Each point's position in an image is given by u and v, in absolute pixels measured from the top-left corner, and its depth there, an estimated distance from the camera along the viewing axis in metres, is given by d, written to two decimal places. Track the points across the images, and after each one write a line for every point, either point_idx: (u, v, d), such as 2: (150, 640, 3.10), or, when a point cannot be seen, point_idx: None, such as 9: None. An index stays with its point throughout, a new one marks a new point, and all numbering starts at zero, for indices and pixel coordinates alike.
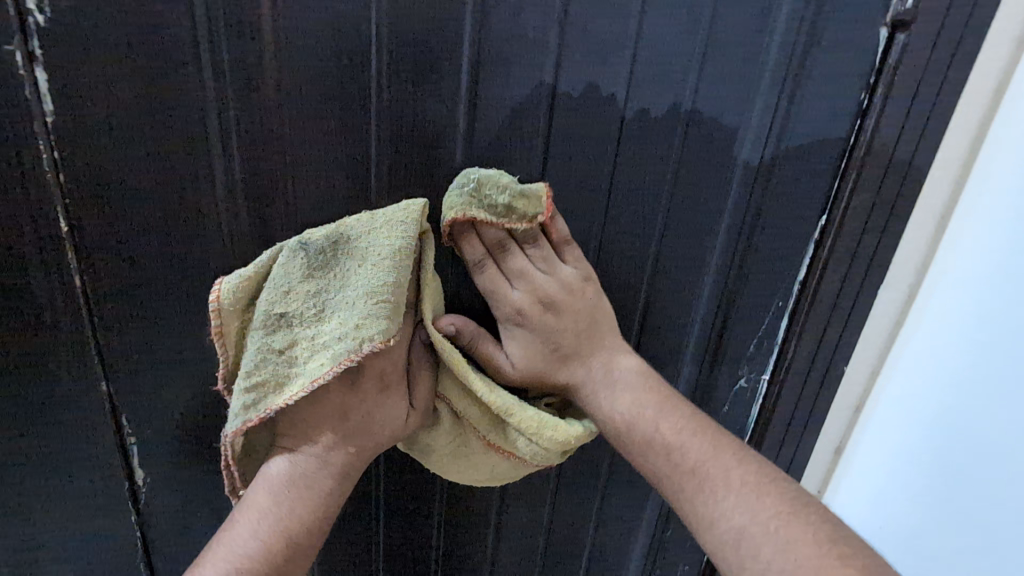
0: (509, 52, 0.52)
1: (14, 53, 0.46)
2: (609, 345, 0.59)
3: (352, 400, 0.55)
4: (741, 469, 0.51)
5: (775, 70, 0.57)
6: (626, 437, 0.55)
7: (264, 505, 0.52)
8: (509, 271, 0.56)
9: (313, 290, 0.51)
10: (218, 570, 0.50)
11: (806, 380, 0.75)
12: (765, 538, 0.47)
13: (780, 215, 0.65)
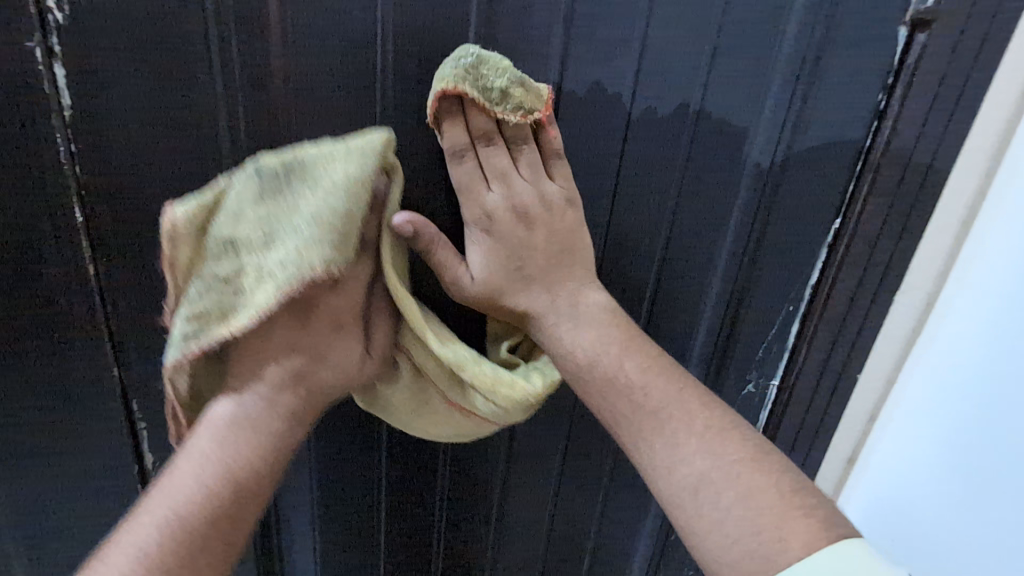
0: (516, 48, 0.52)
1: (34, 48, 0.48)
2: (580, 278, 0.56)
3: (302, 338, 0.52)
4: (705, 415, 0.49)
5: (787, 70, 0.57)
6: (586, 372, 0.52)
7: (206, 450, 0.47)
8: (485, 169, 0.53)
9: (264, 217, 0.48)
10: (155, 519, 0.44)
11: (817, 386, 0.74)
12: (724, 486, 0.46)
13: (791, 217, 0.64)
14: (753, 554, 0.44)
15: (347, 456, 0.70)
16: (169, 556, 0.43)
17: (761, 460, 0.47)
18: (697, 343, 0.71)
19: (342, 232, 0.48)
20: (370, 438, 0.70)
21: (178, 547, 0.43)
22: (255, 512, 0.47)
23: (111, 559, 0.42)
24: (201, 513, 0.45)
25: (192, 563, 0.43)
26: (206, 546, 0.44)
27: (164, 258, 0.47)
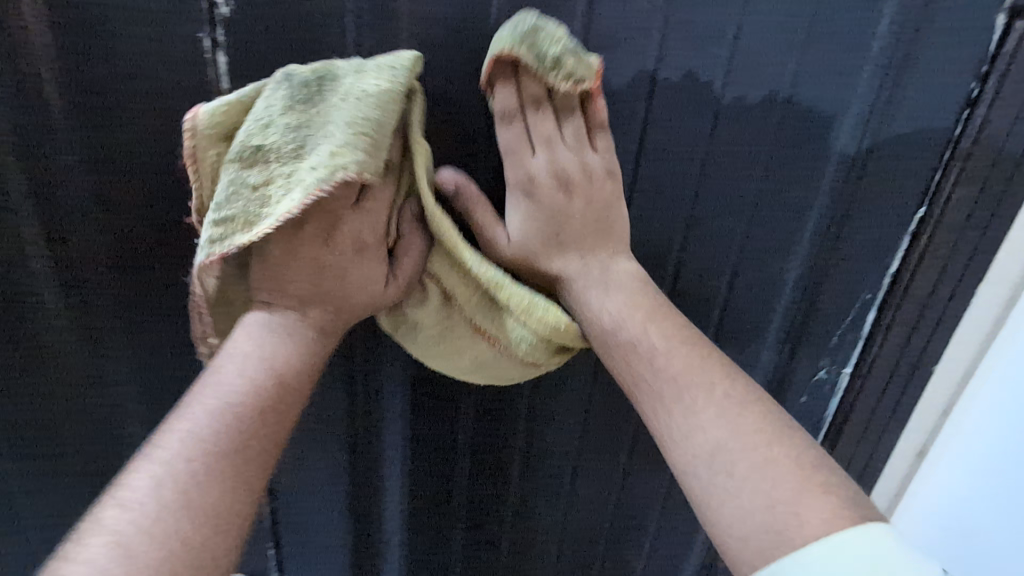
0: (615, 40, 0.55)
1: (203, 40, 0.54)
2: (612, 249, 0.58)
3: (326, 253, 0.54)
4: (727, 385, 0.50)
5: (877, 59, 0.57)
6: (609, 337, 0.55)
7: (247, 352, 0.51)
8: (533, 134, 0.56)
9: (292, 124, 0.51)
10: (206, 404, 0.47)
11: (890, 374, 0.74)
12: (741, 455, 0.46)
13: (872, 205, 0.65)
14: (769, 528, 0.44)
15: (431, 417, 0.74)
16: (223, 431, 0.46)
17: (783, 438, 0.47)
18: (770, 332, 0.72)
19: (372, 145, 0.51)
20: (455, 404, 0.73)
21: (232, 425, 0.47)
22: (294, 397, 0.51)
23: (167, 440, 0.45)
24: (247, 394, 0.48)
25: (245, 440, 0.47)
26: (257, 427, 0.48)
27: (191, 153, 0.51)
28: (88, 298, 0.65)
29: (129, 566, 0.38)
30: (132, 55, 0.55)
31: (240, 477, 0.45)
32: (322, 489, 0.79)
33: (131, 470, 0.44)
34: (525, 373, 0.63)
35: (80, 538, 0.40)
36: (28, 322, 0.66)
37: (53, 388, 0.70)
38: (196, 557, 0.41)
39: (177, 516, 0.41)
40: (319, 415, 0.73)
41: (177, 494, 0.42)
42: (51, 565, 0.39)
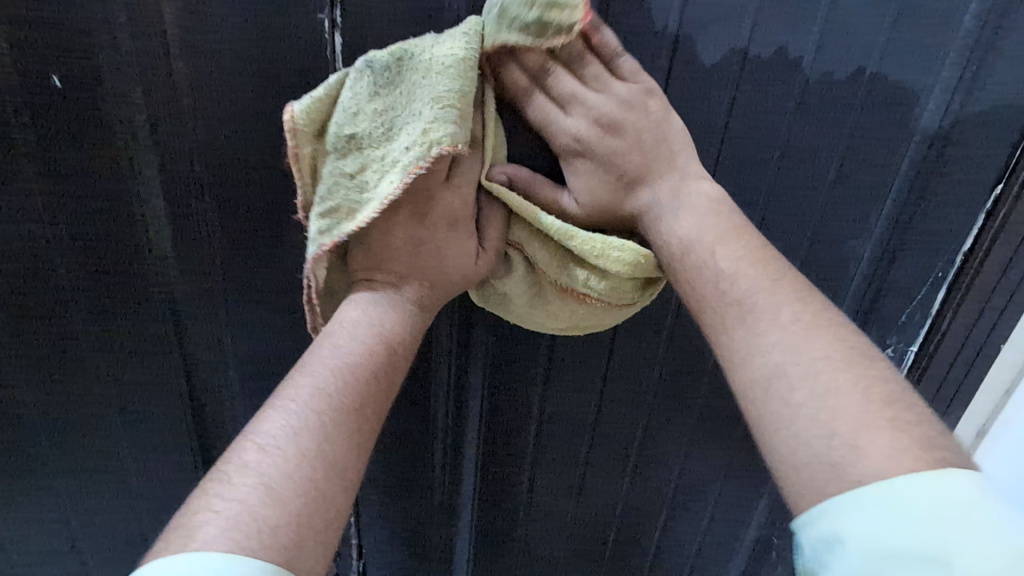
0: (710, 18, 0.56)
1: (321, 19, 0.53)
2: (682, 170, 0.54)
3: (423, 232, 0.54)
4: (795, 306, 0.47)
5: (968, 31, 0.56)
6: (677, 262, 0.52)
7: (361, 316, 0.52)
8: (561, 96, 0.54)
9: (381, 110, 0.51)
10: (326, 363, 0.49)
11: (957, 353, 0.73)
12: (800, 382, 0.43)
13: (950, 180, 0.63)
14: (820, 463, 0.40)
15: (508, 405, 0.73)
16: (345, 390, 0.47)
17: (855, 365, 0.43)
18: (842, 311, 0.72)
19: (462, 115, 0.50)
20: (533, 393, 0.73)
21: (353, 386, 0.48)
22: (400, 361, 0.53)
23: (295, 393, 0.47)
24: (361, 356, 0.50)
25: (364, 401, 0.48)
26: (372, 390, 0.49)
27: (293, 155, 0.52)
28: (180, 283, 0.63)
29: (277, 504, 0.40)
30: (245, 32, 0.53)
31: (361, 437, 0.47)
32: (399, 474, 0.79)
33: (261, 421, 0.45)
34: (620, 317, 0.60)
35: (224, 480, 0.41)
36: (121, 307, 0.64)
37: (137, 376, 0.68)
38: (329, 507, 0.42)
39: (312, 465, 0.43)
40: (400, 400, 0.73)
41: (310, 446, 0.44)
42: (198, 502, 0.40)
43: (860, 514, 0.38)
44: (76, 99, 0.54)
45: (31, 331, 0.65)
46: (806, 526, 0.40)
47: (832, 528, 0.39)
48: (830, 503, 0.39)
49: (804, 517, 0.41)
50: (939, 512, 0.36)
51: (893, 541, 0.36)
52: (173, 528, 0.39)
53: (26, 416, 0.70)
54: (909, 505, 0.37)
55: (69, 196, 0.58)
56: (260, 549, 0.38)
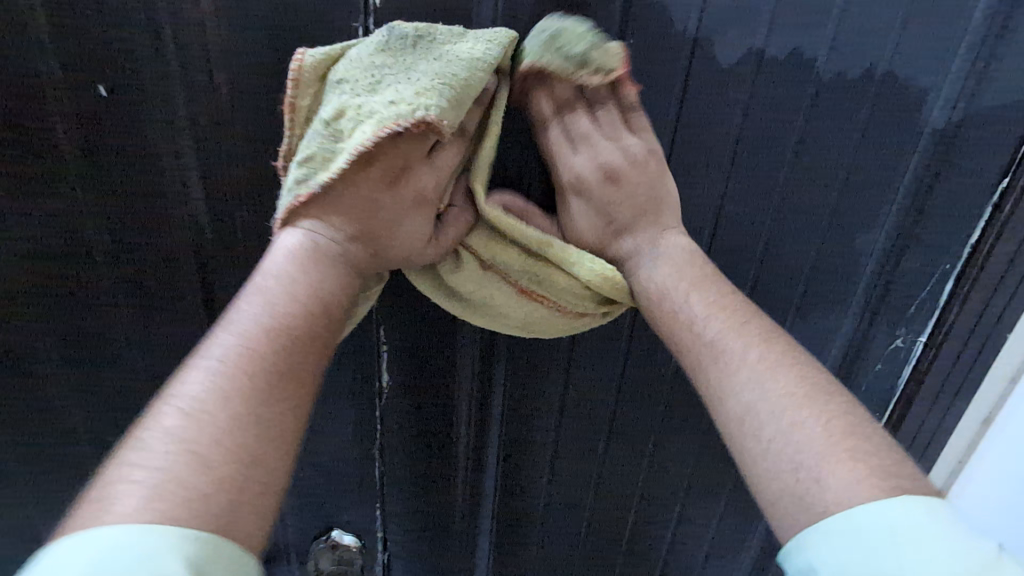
0: (727, 21, 0.58)
1: (355, 28, 0.55)
2: (663, 223, 0.58)
3: (385, 199, 0.53)
4: (761, 347, 0.50)
5: (976, 31, 0.58)
6: (655, 303, 0.55)
7: (285, 268, 0.50)
8: (574, 134, 0.57)
9: (377, 66, 0.51)
10: (254, 320, 0.47)
11: (965, 343, 0.74)
12: (769, 418, 0.46)
13: (957, 175, 0.65)
14: (790, 491, 0.44)
15: (528, 399, 0.75)
16: (273, 352, 0.46)
17: (816, 400, 0.46)
18: (852, 303, 0.73)
19: (457, 100, 0.51)
20: (553, 387, 0.75)
21: (278, 342, 0.47)
22: (336, 321, 0.51)
23: (218, 351, 0.46)
24: (293, 315, 0.48)
25: (292, 357, 0.47)
26: (300, 344, 0.48)
27: (293, 93, 0.52)
28: (218, 281, 0.65)
29: (192, 466, 0.40)
30: (284, 42, 0.55)
31: (291, 394, 0.46)
32: (423, 468, 0.81)
33: (181, 382, 0.44)
34: (573, 329, 0.63)
35: (145, 446, 0.41)
36: (159, 304, 0.66)
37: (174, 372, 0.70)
38: (262, 473, 0.42)
39: (236, 427, 0.42)
40: (424, 396, 0.75)
41: (235, 409, 0.43)
42: (118, 470, 0.40)
43: (827, 544, 0.41)
44: (121, 107, 0.56)
45: (72, 329, 0.67)
46: (786, 558, 0.44)
47: (807, 560, 0.42)
48: (803, 535, 0.43)
49: (784, 548, 0.44)
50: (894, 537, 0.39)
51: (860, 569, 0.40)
52: (93, 497, 0.39)
53: (67, 411, 0.72)
54: (868, 533, 0.40)
55: (113, 200, 0.60)
56: (188, 518, 0.38)
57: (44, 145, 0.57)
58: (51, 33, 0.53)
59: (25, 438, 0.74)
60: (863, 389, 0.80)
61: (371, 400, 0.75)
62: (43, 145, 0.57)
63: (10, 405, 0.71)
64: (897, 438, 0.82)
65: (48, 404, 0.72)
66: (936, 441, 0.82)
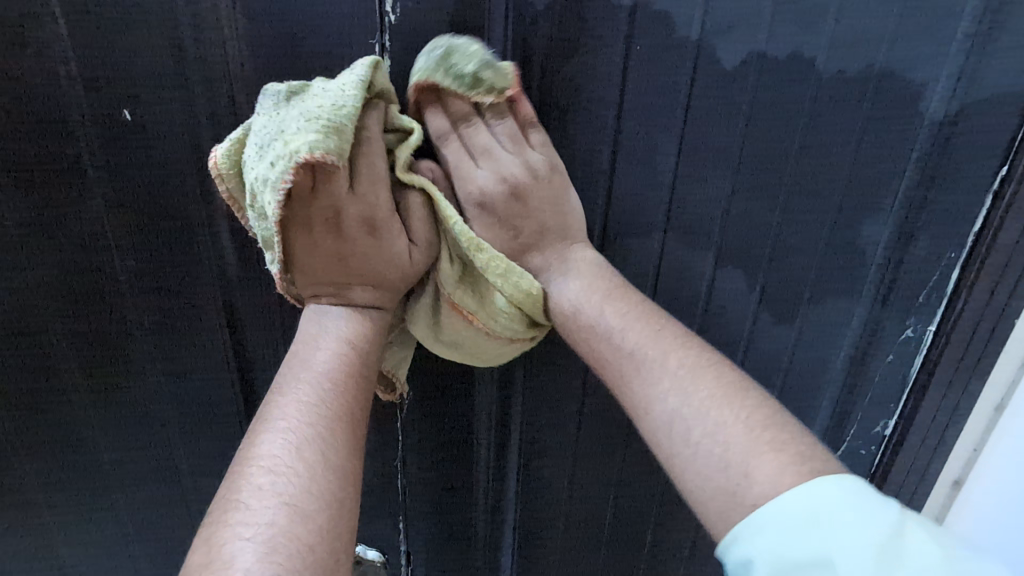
0: (730, 23, 0.59)
1: (373, 45, 0.57)
2: (570, 238, 0.60)
3: (347, 246, 0.56)
4: (681, 353, 0.51)
5: (968, 25, 0.60)
6: (573, 319, 0.56)
7: (325, 334, 0.56)
8: (473, 148, 0.59)
9: (260, 134, 0.52)
10: (304, 382, 0.53)
11: (976, 330, 0.75)
12: (695, 421, 0.47)
13: (958, 165, 0.67)
14: None
15: (550, 401, 0.75)
16: (329, 402, 0.52)
17: (735, 401, 0.47)
18: (863, 295, 0.74)
19: (332, 126, 0.51)
20: (575, 389, 0.75)
21: (336, 396, 0.52)
22: (373, 365, 0.57)
23: (279, 415, 0.50)
24: (338, 369, 0.54)
25: (350, 405, 0.52)
26: (354, 393, 0.54)
27: (229, 198, 0.55)
28: (240, 300, 0.65)
29: (293, 516, 0.44)
30: (303, 60, 0.56)
31: (355, 439, 0.51)
32: (443, 479, 0.81)
33: (258, 447, 0.49)
34: (504, 354, 0.63)
35: (245, 509, 0.44)
36: (183, 326, 0.66)
37: (198, 393, 0.70)
38: (347, 514, 0.47)
39: (320, 475, 0.47)
40: (445, 403, 0.75)
41: (315, 460, 0.48)
42: (225, 534, 0.43)
43: (757, 532, 0.42)
44: (146, 131, 0.57)
45: (95, 354, 0.67)
46: (725, 555, 0.44)
47: (744, 552, 0.42)
48: (738, 529, 0.43)
49: (722, 543, 0.44)
50: (812, 515, 0.41)
51: (791, 552, 0.40)
52: (206, 563, 0.42)
53: (88, 437, 0.71)
54: (789, 515, 0.41)
55: (136, 223, 0.61)
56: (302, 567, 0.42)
57: (67, 171, 0.58)
58: (78, 61, 0.54)
59: (41, 469, 0.73)
60: (877, 380, 0.80)
61: (392, 412, 0.75)
62: (66, 170, 0.58)
63: (28, 433, 0.70)
64: (913, 428, 0.82)
65: (68, 431, 0.71)
66: (953, 431, 0.82)
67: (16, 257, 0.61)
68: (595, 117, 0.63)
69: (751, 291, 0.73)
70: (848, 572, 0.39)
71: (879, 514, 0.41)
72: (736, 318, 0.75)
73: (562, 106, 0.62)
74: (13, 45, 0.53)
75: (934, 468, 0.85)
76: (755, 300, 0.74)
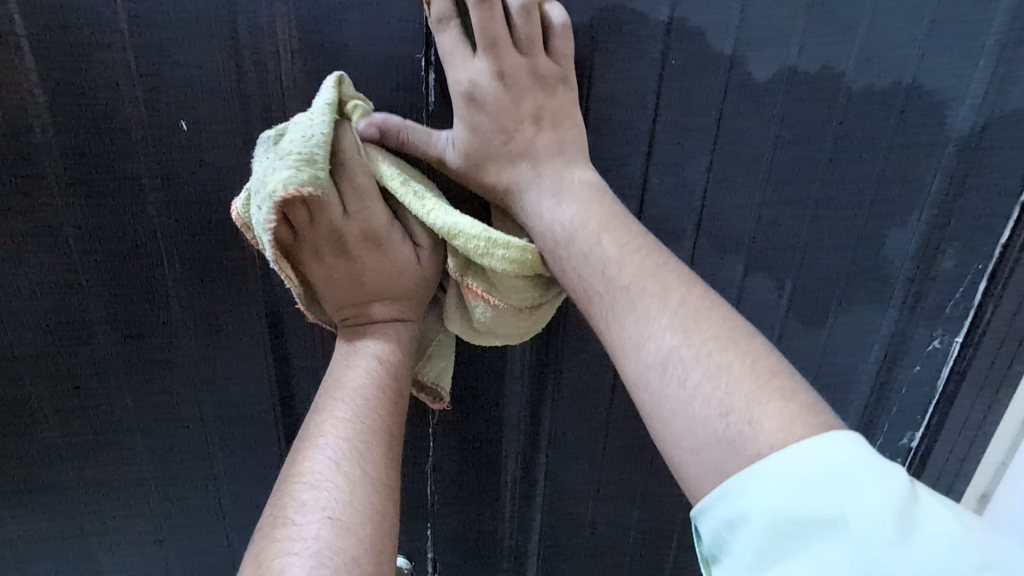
0: (761, 39, 0.61)
1: (419, 59, 0.59)
2: (568, 159, 0.58)
3: (358, 266, 0.58)
4: (682, 290, 0.48)
5: (995, 42, 0.61)
6: (563, 250, 0.54)
7: (361, 353, 0.58)
8: (477, 32, 0.55)
9: (252, 180, 0.54)
10: (341, 399, 0.54)
11: (1004, 341, 0.75)
12: (692, 364, 0.44)
13: (985, 177, 0.67)
14: None
15: (578, 408, 0.76)
16: (365, 417, 0.53)
17: (740, 342, 0.45)
18: (890, 305, 0.74)
19: (305, 158, 0.52)
20: (604, 397, 0.76)
21: (373, 412, 0.53)
22: (406, 380, 0.58)
23: (319, 433, 0.52)
24: (372, 386, 0.55)
25: (387, 421, 0.54)
26: (390, 408, 0.55)
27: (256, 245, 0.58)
28: (282, 306, 0.67)
29: (337, 530, 0.45)
30: (352, 71, 0.58)
31: (392, 453, 0.52)
32: (471, 486, 0.81)
33: (302, 463, 0.50)
34: (530, 325, 0.62)
35: (290, 524, 0.46)
36: (225, 331, 0.68)
37: (236, 397, 0.71)
38: (389, 527, 0.48)
39: (360, 488, 0.48)
40: (475, 411, 0.76)
41: (356, 475, 0.49)
42: (274, 549, 0.44)
43: (757, 485, 0.39)
44: (199, 141, 0.59)
45: (139, 359, 0.68)
46: (712, 509, 0.41)
47: (737, 510, 0.39)
48: (734, 483, 0.40)
49: (708, 499, 0.41)
50: (825, 472, 0.38)
51: (786, 508, 0.37)
52: None
53: (129, 442, 0.73)
54: (801, 470, 0.38)
55: (187, 230, 0.63)
56: None
57: (123, 179, 0.60)
58: (138, 72, 0.56)
59: (80, 472, 0.74)
60: (905, 390, 0.80)
61: (423, 420, 0.76)
62: (122, 177, 0.60)
63: (69, 437, 0.71)
64: (939, 440, 0.82)
65: (109, 434, 0.72)
66: (980, 443, 0.82)
67: (67, 263, 0.63)
68: (630, 129, 0.64)
69: (779, 301, 0.74)
70: (853, 537, 0.36)
71: (894, 480, 0.37)
72: (765, 326, 0.75)
73: (600, 114, 0.63)
74: (77, 57, 0.55)
75: (961, 480, 0.84)
76: (783, 309, 0.74)
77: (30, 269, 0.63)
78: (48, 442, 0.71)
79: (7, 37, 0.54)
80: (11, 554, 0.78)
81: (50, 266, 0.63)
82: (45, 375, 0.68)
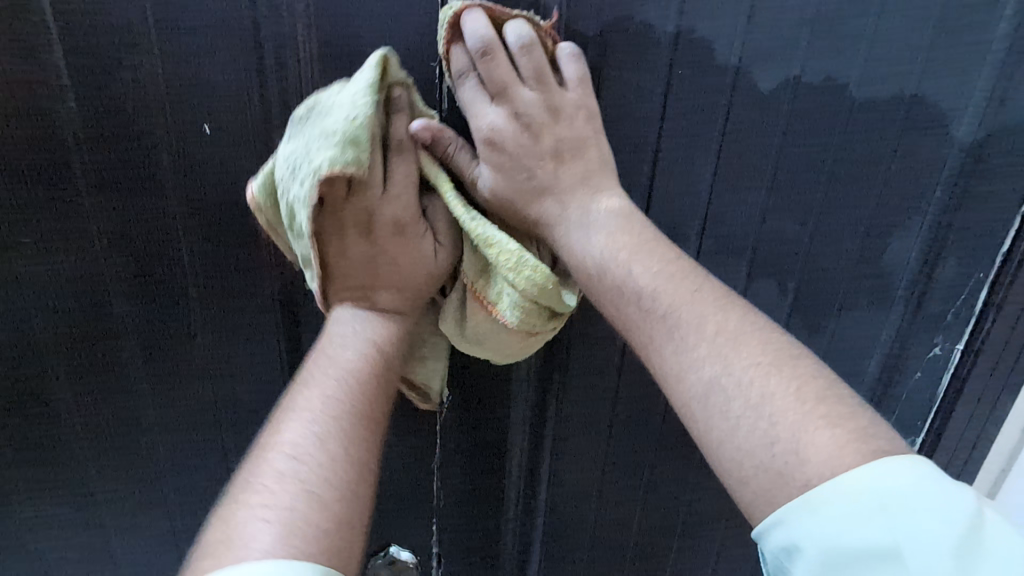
0: (767, 50, 0.62)
1: (433, 67, 0.61)
2: (596, 184, 0.57)
3: (374, 249, 0.60)
4: (717, 317, 0.48)
5: (997, 55, 0.62)
6: (598, 282, 0.53)
7: (354, 335, 0.59)
8: (490, 82, 0.56)
9: (288, 157, 0.56)
10: (328, 378, 0.55)
11: (1004, 348, 0.76)
12: (734, 390, 0.45)
13: (987, 187, 0.69)
14: None
15: (583, 408, 0.78)
16: (351, 398, 0.54)
17: (784, 366, 0.45)
18: (892, 311, 0.76)
19: (348, 138, 0.53)
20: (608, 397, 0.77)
21: (359, 394, 0.55)
22: (394, 367, 0.60)
23: (302, 408, 0.53)
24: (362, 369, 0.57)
25: (371, 404, 0.55)
26: (376, 392, 0.56)
27: (267, 226, 0.61)
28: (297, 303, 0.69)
29: (310, 502, 0.46)
30: None
31: (373, 434, 0.54)
32: (477, 482, 0.83)
33: (282, 434, 0.51)
34: (518, 349, 0.64)
35: (264, 490, 0.47)
36: (241, 325, 0.70)
37: (250, 389, 0.74)
38: (360, 505, 0.49)
39: (338, 464, 0.49)
40: (481, 409, 0.77)
41: (335, 452, 0.50)
42: (245, 513, 0.45)
43: (817, 522, 0.40)
44: (221, 142, 0.61)
45: (157, 350, 0.70)
46: (766, 535, 0.43)
47: (790, 537, 0.41)
48: (793, 516, 0.41)
49: (763, 528, 0.43)
50: (884, 508, 0.39)
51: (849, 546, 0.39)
52: (226, 538, 0.44)
53: (145, 431, 0.75)
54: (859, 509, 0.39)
55: (207, 228, 0.65)
56: (317, 551, 0.44)
57: (147, 178, 0.62)
58: (163, 76, 0.58)
59: (97, 460, 0.76)
60: (905, 396, 0.81)
61: (431, 418, 0.77)
62: (145, 176, 0.62)
63: (87, 426, 0.74)
64: (938, 445, 0.83)
65: (126, 424, 0.74)
66: (978, 449, 0.83)
67: (91, 257, 0.65)
68: (638, 136, 0.66)
69: (781, 306, 0.75)
70: (914, 558, 0.38)
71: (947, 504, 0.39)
72: None
73: (610, 121, 0.65)
74: (105, 60, 0.57)
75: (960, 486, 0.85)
76: (785, 314, 0.75)
77: (43, 249, 0.64)
78: (65, 428, 0.74)
79: (40, 39, 0.56)
80: (28, 541, 0.81)
81: (74, 259, 0.65)
82: (65, 364, 0.70)
